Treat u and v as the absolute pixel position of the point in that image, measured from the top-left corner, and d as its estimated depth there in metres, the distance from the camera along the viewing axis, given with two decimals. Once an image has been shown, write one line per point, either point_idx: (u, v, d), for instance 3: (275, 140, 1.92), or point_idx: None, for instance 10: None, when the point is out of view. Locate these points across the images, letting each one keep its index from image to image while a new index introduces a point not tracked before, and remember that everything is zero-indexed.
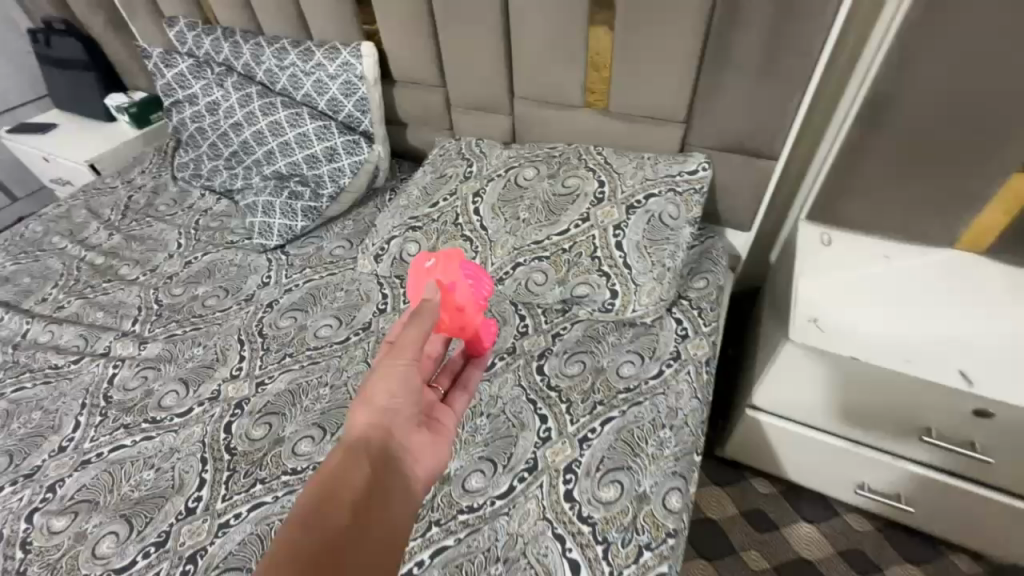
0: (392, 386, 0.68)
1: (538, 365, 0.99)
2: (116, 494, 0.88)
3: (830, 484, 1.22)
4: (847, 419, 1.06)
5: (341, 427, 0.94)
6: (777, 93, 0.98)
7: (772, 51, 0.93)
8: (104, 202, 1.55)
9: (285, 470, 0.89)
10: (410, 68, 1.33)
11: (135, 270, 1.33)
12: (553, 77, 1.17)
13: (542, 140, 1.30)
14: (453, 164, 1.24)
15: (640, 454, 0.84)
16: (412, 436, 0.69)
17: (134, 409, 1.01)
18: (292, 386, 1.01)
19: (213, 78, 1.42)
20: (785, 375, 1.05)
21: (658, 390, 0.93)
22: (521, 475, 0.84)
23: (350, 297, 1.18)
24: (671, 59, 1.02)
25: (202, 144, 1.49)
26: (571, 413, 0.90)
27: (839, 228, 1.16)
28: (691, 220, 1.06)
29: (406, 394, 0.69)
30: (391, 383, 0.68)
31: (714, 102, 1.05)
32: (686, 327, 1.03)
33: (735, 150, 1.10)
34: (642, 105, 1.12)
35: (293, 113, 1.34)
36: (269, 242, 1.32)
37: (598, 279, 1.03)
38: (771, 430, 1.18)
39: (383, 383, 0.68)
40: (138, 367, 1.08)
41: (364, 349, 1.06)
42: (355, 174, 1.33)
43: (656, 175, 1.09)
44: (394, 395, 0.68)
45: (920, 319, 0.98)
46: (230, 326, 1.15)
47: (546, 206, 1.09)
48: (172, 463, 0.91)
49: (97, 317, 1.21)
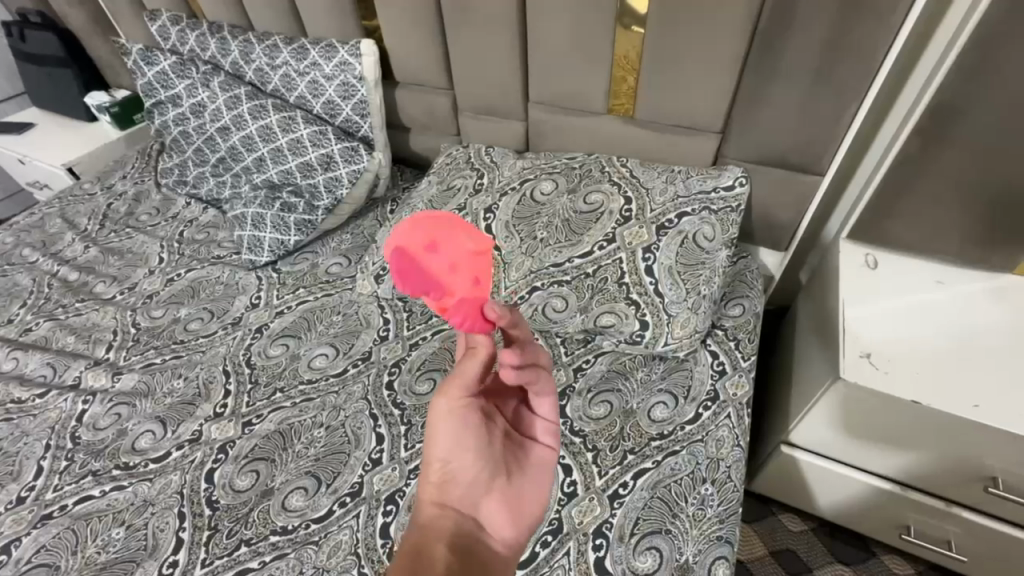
0: (449, 448, 0.58)
1: (559, 407, 0.88)
2: (79, 556, 0.78)
3: (869, 525, 1.12)
4: (900, 461, 0.95)
5: (337, 477, 0.83)
6: (830, 104, 0.88)
7: (828, 53, 0.83)
8: (81, 210, 1.43)
9: (274, 530, 0.78)
10: (415, 68, 1.22)
11: (112, 288, 1.21)
12: (574, 81, 1.06)
13: (558, 149, 1.19)
14: (461, 175, 1.13)
15: (680, 515, 0.75)
16: (485, 507, 0.58)
17: (104, 453, 0.90)
18: (282, 426, 0.90)
19: (198, 77, 1.30)
20: (832, 411, 0.94)
21: (696, 437, 0.83)
22: (544, 540, 0.74)
23: (348, 322, 1.07)
24: (711, 65, 0.92)
25: (187, 148, 1.37)
26: (599, 464, 0.81)
27: (883, 249, 1.04)
28: (728, 241, 0.95)
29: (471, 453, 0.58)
30: (453, 445, 0.58)
31: (754, 110, 0.95)
32: (723, 361, 0.93)
33: (777, 164, 1.00)
34: (673, 113, 1.02)
35: (285, 117, 1.23)
36: (259, 258, 1.20)
37: (626, 308, 0.93)
38: (809, 468, 1.08)
39: (440, 447, 0.58)
40: (111, 403, 0.97)
41: (364, 384, 0.95)
42: (353, 185, 1.22)
43: (688, 191, 0.98)
44: (455, 461, 0.58)
45: (984, 356, 0.87)
46: (215, 354, 1.04)
47: (566, 225, 0.99)
48: (145, 519, 0.81)
49: (68, 343, 1.10)
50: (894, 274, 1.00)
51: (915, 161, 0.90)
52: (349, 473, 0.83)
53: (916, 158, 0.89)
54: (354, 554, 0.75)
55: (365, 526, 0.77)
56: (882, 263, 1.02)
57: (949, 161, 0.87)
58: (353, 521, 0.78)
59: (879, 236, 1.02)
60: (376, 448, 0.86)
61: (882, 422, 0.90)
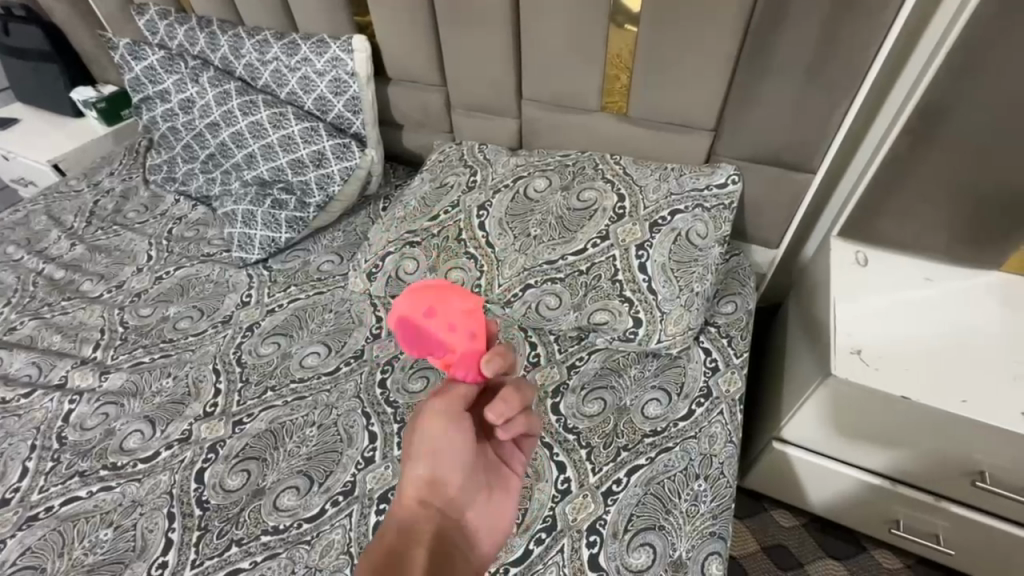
0: (444, 450, 0.55)
1: (553, 404, 0.88)
2: (66, 558, 0.76)
3: (859, 519, 1.13)
4: (889, 457, 0.96)
5: (329, 476, 0.82)
6: (822, 102, 0.89)
7: (819, 51, 0.83)
8: (67, 207, 1.41)
9: (265, 530, 0.78)
10: (407, 65, 1.21)
11: (99, 286, 1.20)
12: (567, 78, 1.06)
13: (552, 146, 1.19)
14: (454, 172, 1.13)
15: (674, 511, 0.75)
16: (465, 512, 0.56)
17: (91, 453, 0.89)
18: (273, 425, 0.89)
19: (187, 73, 1.28)
20: (822, 408, 0.95)
21: (689, 433, 0.84)
22: (538, 537, 0.74)
23: (340, 320, 1.06)
24: (704, 63, 0.92)
25: (176, 145, 1.35)
26: (592, 461, 0.81)
27: (873, 246, 1.05)
28: (721, 238, 0.96)
29: (461, 461, 0.56)
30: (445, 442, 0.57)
31: (747, 108, 0.95)
32: (715, 358, 0.93)
33: (769, 162, 1.01)
34: (665, 111, 1.02)
35: (276, 113, 1.21)
36: (250, 255, 1.19)
37: (620, 305, 0.93)
38: (800, 464, 1.09)
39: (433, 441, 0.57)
40: (98, 402, 0.95)
41: (356, 383, 0.95)
42: (345, 182, 1.21)
43: (681, 188, 0.98)
44: (447, 462, 0.55)
45: (971, 352, 0.88)
46: (205, 353, 1.02)
47: (559, 222, 0.98)
48: (134, 520, 0.80)
49: (53, 342, 1.08)
50: (884, 271, 1.01)
51: (904, 160, 0.90)
52: (342, 472, 0.83)
53: (906, 157, 0.90)
54: (346, 553, 0.74)
55: (358, 525, 0.77)
56: (872, 260, 1.03)
57: (938, 159, 0.88)
58: (345, 521, 0.78)
59: (869, 233, 1.03)
60: (368, 446, 0.85)
61: (872, 419, 0.91)
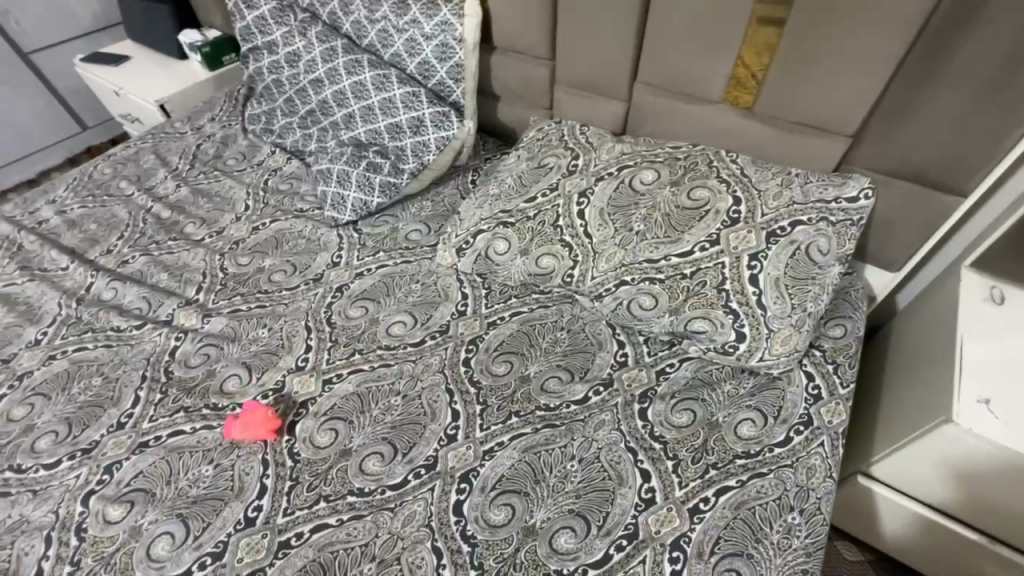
0: None
1: (640, 409, 0.86)
2: (172, 487, 0.82)
3: (938, 567, 1.05)
4: (994, 516, 0.87)
5: (413, 447, 0.84)
6: (995, 120, 0.78)
7: (1009, 62, 0.73)
8: (173, 148, 1.47)
9: (351, 490, 0.81)
10: (517, 35, 1.16)
11: (201, 230, 1.25)
12: (693, 64, 0.98)
13: (658, 135, 1.12)
14: (555, 153, 1.09)
15: (763, 541, 0.72)
16: None
17: (195, 391, 0.94)
18: (361, 390, 0.92)
19: (296, 25, 1.28)
20: (928, 452, 0.87)
21: (784, 461, 0.79)
22: (619, 543, 0.73)
23: (427, 292, 1.06)
24: (860, 61, 0.83)
25: (278, 97, 1.37)
26: (679, 475, 0.78)
27: (1017, 286, 0.93)
28: (843, 257, 0.88)
29: None
30: None
31: (901, 118, 0.85)
32: (818, 385, 0.87)
33: (911, 178, 0.91)
34: (802, 110, 0.93)
35: (379, 75, 1.20)
36: (342, 216, 1.21)
37: (723, 316, 0.88)
38: (884, 502, 1.02)
39: None
40: (201, 343, 1.01)
41: (441, 357, 0.96)
42: (440, 151, 1.20)
43: (804, 198, 0.91)
44: None
45: None
46: (297, 308, 1.06)
47: (666, 220, 0.93)
48: (232, 460, 0.85)
49: (161, 279, 1.14)
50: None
51: None
52: (424, 445, 0.84)
53: None
54: (427, 527, 0.76)
55: (440, 500, 0.78)
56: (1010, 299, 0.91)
57: None
58: (427, 494, 0.79)
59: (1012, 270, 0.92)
60: (451, 424, 0.86)
61: (992, 475, 0.82)
